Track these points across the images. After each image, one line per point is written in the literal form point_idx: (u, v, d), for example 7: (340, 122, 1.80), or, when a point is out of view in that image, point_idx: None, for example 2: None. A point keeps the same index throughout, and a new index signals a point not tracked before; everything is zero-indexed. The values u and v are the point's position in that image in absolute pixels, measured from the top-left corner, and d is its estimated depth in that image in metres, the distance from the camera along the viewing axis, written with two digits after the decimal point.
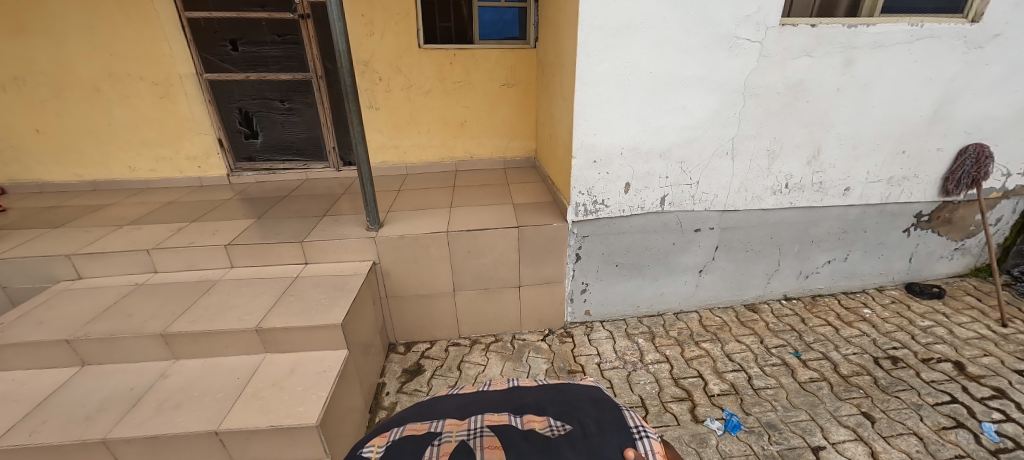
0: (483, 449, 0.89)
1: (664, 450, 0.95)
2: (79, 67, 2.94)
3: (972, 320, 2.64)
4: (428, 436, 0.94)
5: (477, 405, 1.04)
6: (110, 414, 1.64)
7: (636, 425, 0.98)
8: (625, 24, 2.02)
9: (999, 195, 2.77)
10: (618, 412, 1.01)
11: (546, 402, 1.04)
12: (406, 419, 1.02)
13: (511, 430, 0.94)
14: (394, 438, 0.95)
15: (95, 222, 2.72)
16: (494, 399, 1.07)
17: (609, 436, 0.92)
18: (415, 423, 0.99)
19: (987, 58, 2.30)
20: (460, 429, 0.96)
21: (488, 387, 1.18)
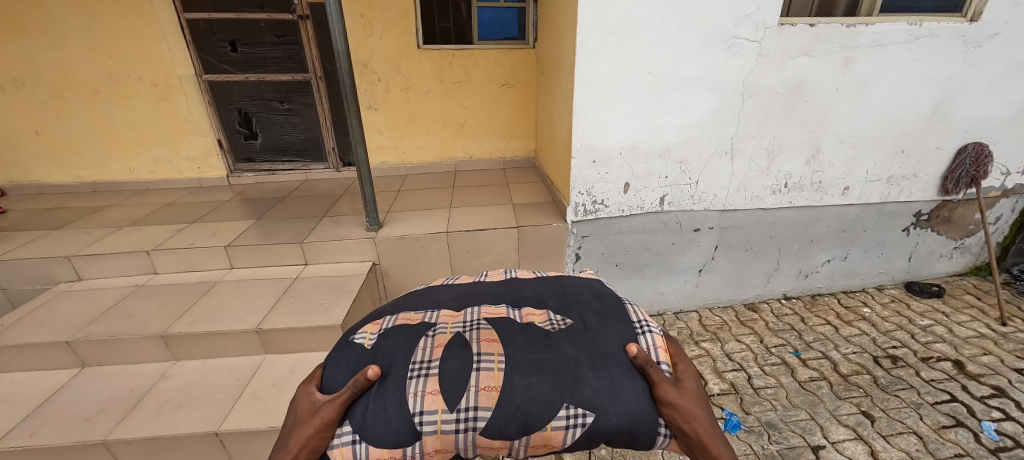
0: (480, 340, 1.02)
1: (666, 343, 1.05)
2: (78, 68, 2.95)
3: (971, 319, 2.65)
4: (425, 325, 1.07)
5: (474, 295, 1.17)
6: (110, 416, 1.64)
7: (640, 318, 1.08)
8: (624, 24, 2.02)
9: (998, 194, 2.77)
10: (621, 306, 1.11)
11: (544, 295, 1.16)
12: (400, 307, 1.13)
13: (511, 322, 1.07)
14: (387, 325, 1.07)
15: (94, 223, 2.72)
16: (493, 290, 1.20)
17: (610, 329, 1.03)
18: (409, 312, 1.11)
19: (987, 57, 2.30)
20: (456, 319, 1.09)
21: (486, 277, 1.30)
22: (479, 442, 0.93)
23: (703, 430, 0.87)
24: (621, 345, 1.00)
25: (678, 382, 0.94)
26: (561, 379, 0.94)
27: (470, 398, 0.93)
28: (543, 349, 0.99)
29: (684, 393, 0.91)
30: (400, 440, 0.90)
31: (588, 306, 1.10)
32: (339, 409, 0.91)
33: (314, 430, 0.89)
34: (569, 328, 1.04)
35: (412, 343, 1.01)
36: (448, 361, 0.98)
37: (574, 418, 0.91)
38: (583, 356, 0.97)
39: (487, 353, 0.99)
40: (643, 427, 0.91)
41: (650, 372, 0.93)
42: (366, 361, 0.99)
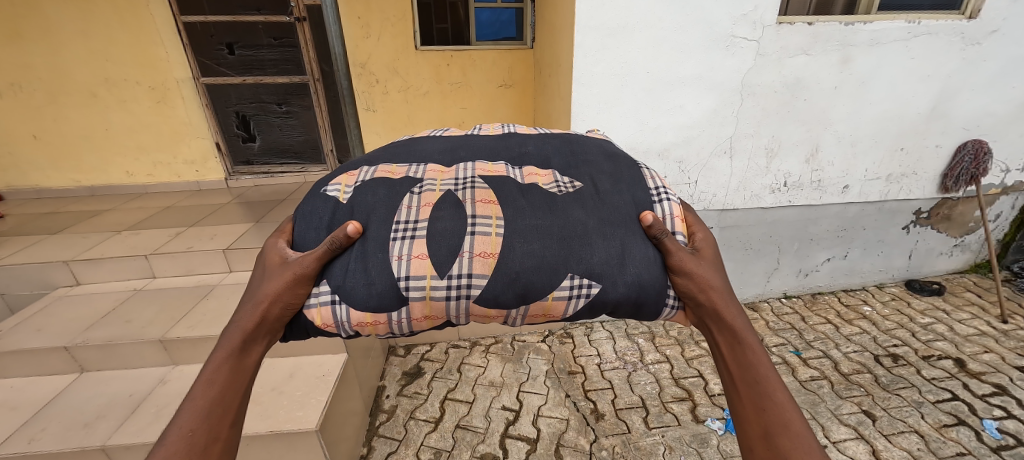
0: (475, 201, 0.99)
1: (683, 213, 1.03)
2: (75, 72, 2.94)
3: (972, 316, 2.64)
4: (410, 180, 1.03)
5: (466, 151, 1.12)
6: (109, 422, 1.63)
7: (658, 186, 1.04)
8: (621, 24, 2.01)
9: (998, 191, 2.77)
10: (636, 170, 1.08)
11: (549, 154, 1.12)
12: (379, 159, 1.09)
13: (511, 181, 1.04)
14: (364, 178, 1.03)
15: (92, 227, 2.71)
16: (489, 146, 1.15)
17: (623, 195, 1.01)
18: (390, 167, 1.07)
19: (986, 54, 2.29)
20: (446, 175, 1.05)
21: (480, 134, 1.25)
22: (473, 310, 0.96)
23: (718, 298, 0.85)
24: (635, 211, 0.98)
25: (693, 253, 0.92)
26: (567, 243, 0.94)
27: (464, 264, 0.93)
28: (548, 213, 0.97)
29: (700, 264, 0.90)
30: (385, 303, 0.91)
31: (598, 170, 1.07)
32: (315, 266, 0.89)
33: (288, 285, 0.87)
34: (575, 189, 1.02)
35: (395, 200, 0.98)
36: (436, 224, 0.96)
37: (578, 286, 0.93)
38: (593, 222, 0.96)
39: (484, 215, 0.97)
40: (651, 296, 0.93)
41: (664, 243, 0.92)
42: (344, 217, 0.97)
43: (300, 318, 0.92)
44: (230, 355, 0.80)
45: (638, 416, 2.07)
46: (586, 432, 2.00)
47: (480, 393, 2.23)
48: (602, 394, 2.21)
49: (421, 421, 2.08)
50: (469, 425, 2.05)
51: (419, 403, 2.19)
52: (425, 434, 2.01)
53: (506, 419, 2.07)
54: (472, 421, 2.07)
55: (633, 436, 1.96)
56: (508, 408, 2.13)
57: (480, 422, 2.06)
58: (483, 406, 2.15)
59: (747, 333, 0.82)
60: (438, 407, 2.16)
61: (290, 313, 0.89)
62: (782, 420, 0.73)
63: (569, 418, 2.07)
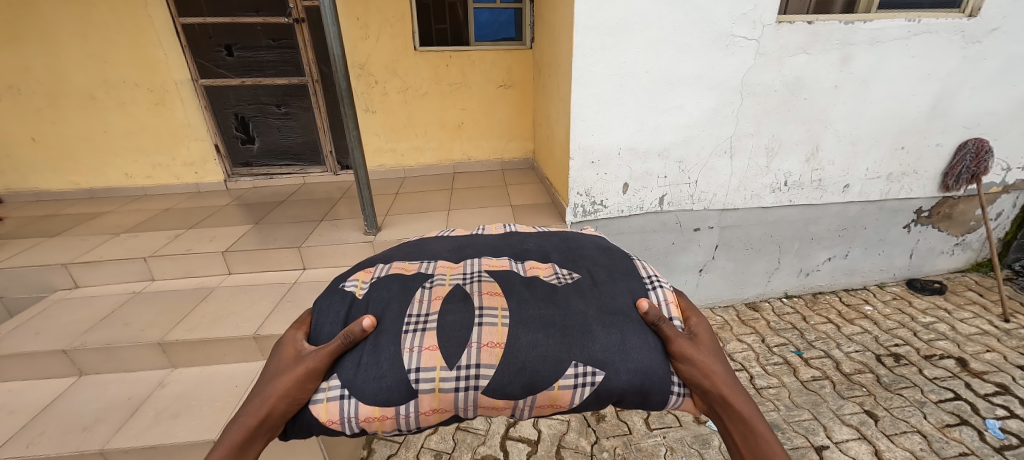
0: (482, 293, 1.02)
1: (676, 298, 1.06)
2: (74, 74, 2.93)
3: (973, 316, 2.63)
4: (421, 274, 1.07)
5: (472, 247, 1.17)
6: (107, 425, 1.63)
7: (650, 275, 1.08)
8: (620, 23, 2.01)
9: (999, 189, 2.76)
10: (629, 262, 1.12)
11: (549, 249, 1.16)
12: (394, 256, 1.14)
13: (514, 274, 1.07)
14: (379, 274, 1.07)
15: (91, 230, 2.71)
16: (493, 243, 1.20)
17: (619, 284, 1.03)
18: (404, 263, 1.11)
19: (985, 53, 2.29)
20: (454, 270, 1.09)
21: (485, 232, 1.29)
22: (480, 402, 0.93)
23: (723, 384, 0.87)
24: (631, 299, 1.00)
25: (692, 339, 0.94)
26: (570, 333, 0.94)
27: (471, 354, 0.93)
28: (551, 303, 0.99)
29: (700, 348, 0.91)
30: (392, 397, 0.89)
31: (595, 261, 1.11)
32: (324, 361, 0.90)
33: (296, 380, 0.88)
34: (575, 282, 1.05)
35: (407, 293, 1.01)
36: (446, 314, 0.98)
37: (583, 375, 0.92)
38: (593, 312, 0.97)
39: (490, 306, 0.99)
40: (655, 384, 0.92)
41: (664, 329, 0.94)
42: (359, 312, 0.99)
43: (305, 414, 0.90)
44: (229, 454, 0.80)
45: (639, 417, 2.06)
46: (587, 433, 1.99)
47: None
48: None
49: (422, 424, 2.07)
50: (470, 427, 2.04)
51: None
52: (426, 437, 2.00)
53: (507, 421, 2.06)
54: (473, 423, 2.06)
55: (635, 437, 1.95)
56: None
57: (481, 424, 2.05)
58: None
59: (756, 419, 0.83)
60: None
61: (295, 409, 0.88)
62: None
63: (570, 420, 2.06)
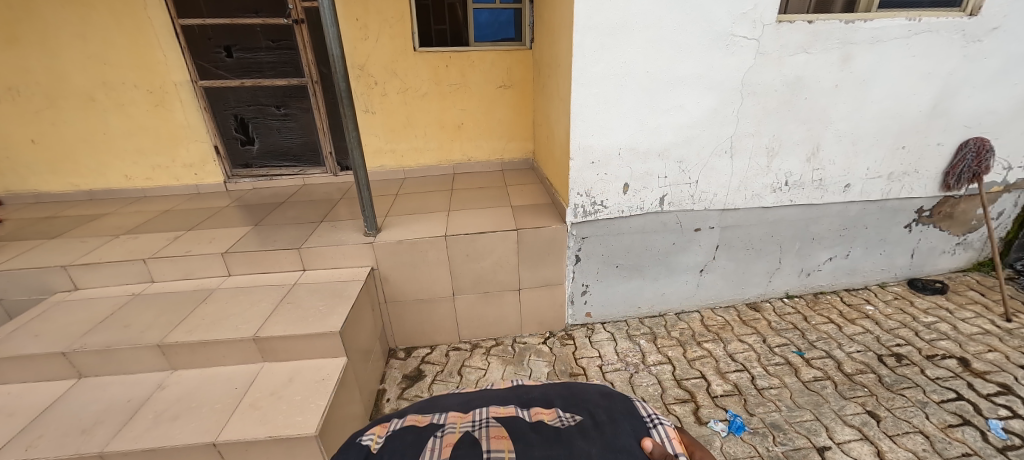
0: (490, 437, 0.97)
1: (679, 435, 1.03)
2: (74, 76, 2.93)
3: (975, 315, 2.62)
4: (432, 424, 1.03)
5: (480, 399, 1.13)
6: (106, 428, 1.62)
7: (649, 413, 1.06)
8: (621, 22, 2.00)
9: (1000, 188, 2.75)
10: (629, 402, 1.09)
11: (552, 396, 1.13)
12: (408, 410, 1.12)
13: (520, 420, 1.03)
14: (394, 428, 1.04)
15: (91, 231, 2.70)
16: (499, 394, 1.17)
17: (622, 424, 1.00)
18: (417, 416, 1.08)
19: (986, 52, 2.28)
20: (464, 420, 1.05)
21: (492, 386, 1.26)
22: None
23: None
24: (635, 439, 0.96)
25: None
26: None
27: None
28: (555, 446, 0.93)
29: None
30: None
31: (596, 403, 1.08)
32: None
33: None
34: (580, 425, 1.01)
35: (419, 443, 0.97)
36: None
37: None
38: (596, 449, 0.92)
39: (498, 449, 0.93)
40: None
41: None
42: None
43: None
44: None
45: None
46: None
47: None
48: None
49: None
50: None
51: None
52: None
53: None
54: None
55: None
56: None
57: None
58: None
59: None
60: None
61: None
62: None
63: None
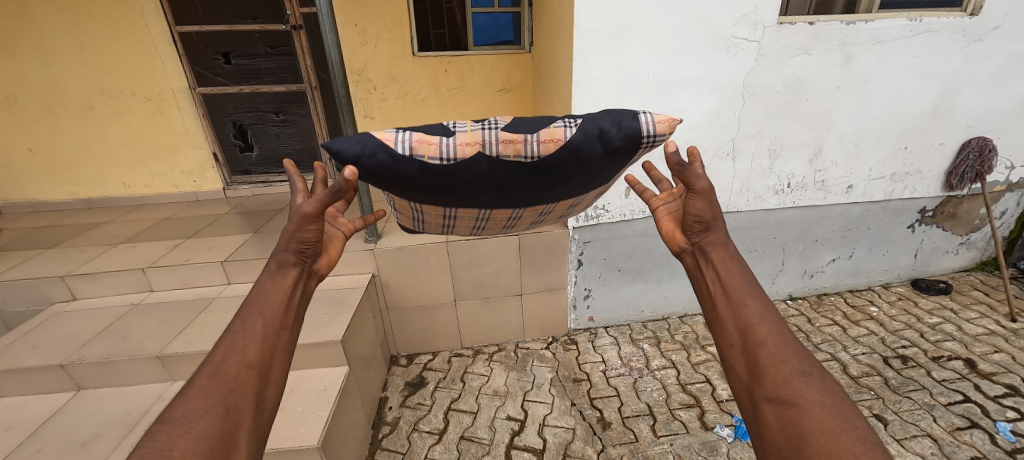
0: (496, 141, 1.14)
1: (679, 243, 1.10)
2: (71, 85, 2.92)
3: (980, 315, 2.61)
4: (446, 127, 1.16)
5: (439, 178, 1.18)
6: (106, 441, 1.60)
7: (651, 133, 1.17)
8: (621, 26, 1.99)
9: (1003, 187, 2.75)
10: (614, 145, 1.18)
11: (529, 128, 1.17)
12: (414, 128, 1.15)
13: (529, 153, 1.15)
14: (401, 149, 1.10)
15: (89, 241, 2.68)
16: (451, 175, 1.17)
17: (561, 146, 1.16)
18: (425, 137, 1.13)
19: (988, 51, 2.28)
20: (473, 144, 1.14)
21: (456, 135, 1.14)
22: (501, 136, 1.14)
23: (714, 283, 1.01)
24: (580, 143, 1.16)
25: (697, 199, 1.05)
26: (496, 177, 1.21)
27: (451, 150, 1.13)
28: (536, 176, 1.23)
29: (705, 242, 1.06)
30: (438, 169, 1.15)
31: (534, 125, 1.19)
32: (335, 247, 1.12)
33: (294, 259, 1.03)
34: (587, 129, 1.15)
35: (441, 131, 1.16)
36: (474, 163, 1.15)
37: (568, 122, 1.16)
38: (542, 162, 1.18)
39: (505, 153, 1.15)
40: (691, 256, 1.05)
41: (649, 199, 1.21)
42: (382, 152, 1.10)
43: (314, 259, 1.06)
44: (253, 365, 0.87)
45: (646, 425, 2.03)
46: (593, 442, 1.96)
47: (484, 403, 2.20)
48: (608, 401, 2.18)
49: (425, 433, 2.05)
50: (473, 436, 2.01)
51: (422, 414, 2.16)
52: (429, 447, 1.98)
53: (511, 429, 2.04)
54: (477, 432, 2.03)
55: (641, 445, 1.93)
56: (512, 418, 2.10)
57: (485, 433, 2.03)
58: (488, 416, 2.12)
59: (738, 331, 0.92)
60: (442, 418, 2.12)
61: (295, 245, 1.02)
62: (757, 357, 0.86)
63: (575, 428, 2.03)
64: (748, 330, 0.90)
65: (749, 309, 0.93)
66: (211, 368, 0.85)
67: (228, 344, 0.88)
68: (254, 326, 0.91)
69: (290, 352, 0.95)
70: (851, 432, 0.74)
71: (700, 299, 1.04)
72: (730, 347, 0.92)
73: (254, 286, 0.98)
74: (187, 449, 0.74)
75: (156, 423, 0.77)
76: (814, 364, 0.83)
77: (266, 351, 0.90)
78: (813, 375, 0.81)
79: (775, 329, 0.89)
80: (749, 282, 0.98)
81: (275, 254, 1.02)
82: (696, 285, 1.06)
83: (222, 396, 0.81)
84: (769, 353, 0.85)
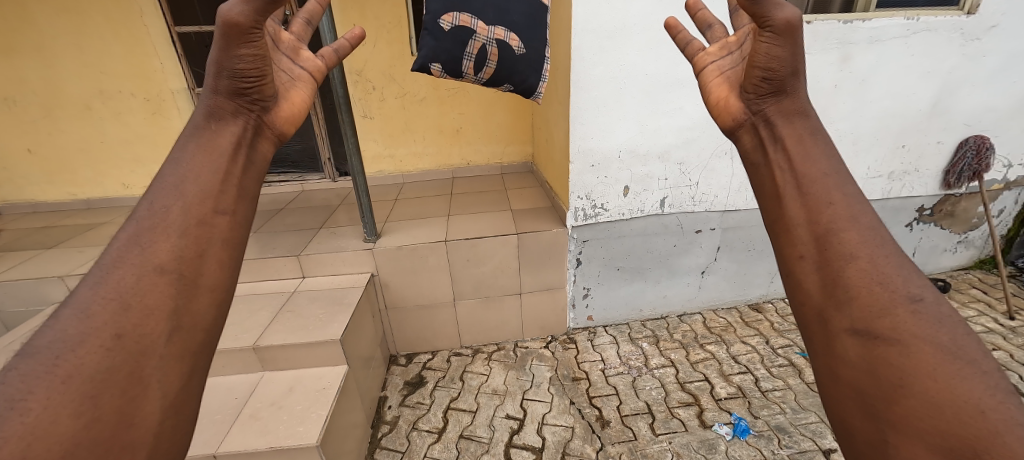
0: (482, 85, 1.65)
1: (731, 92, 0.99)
2: (70, 85, 2.92)
3: (978, 313, 2.62)
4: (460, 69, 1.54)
5: None
6: None
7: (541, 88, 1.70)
8: (619, 26, 2.00)
9: (1001, 186, 2.75)
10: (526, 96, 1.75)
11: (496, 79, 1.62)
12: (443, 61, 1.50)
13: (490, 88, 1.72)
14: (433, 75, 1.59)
15: (89, 241, 2.68)
16: None
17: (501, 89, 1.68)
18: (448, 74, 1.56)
19: (985, 50, 2.28)
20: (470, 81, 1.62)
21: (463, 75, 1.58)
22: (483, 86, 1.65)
23: (784, 173, 0.86)
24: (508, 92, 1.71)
25: (773, 43, 0.90)
26: None
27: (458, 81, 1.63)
28: None
29: (771, 111, 0.93)
30: None
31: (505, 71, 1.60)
32: (297, 94, 1.01)
33: (232, 107, 0.89)
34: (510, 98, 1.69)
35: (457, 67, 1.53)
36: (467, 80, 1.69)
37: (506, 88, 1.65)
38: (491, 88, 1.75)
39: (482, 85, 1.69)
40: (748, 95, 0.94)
41: (699, 58, 1.07)
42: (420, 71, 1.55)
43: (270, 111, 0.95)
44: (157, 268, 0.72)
45: (644, 423, 2.04)
46: (592, 440, 1.97)
47: (483, 402, 2.20)
48: (607, 400, 2.18)
49: (424, 432, 2.05)
50: (473, 435, 2.02)
51: (421, 413, 2.16)
52: (428, 446, 1.98)
53: (510, 428, 2.04)
54: (476, 431, 2.04)
55: (640, 443, 1.94)
56: (511, 417, 2.10)
57: (484, 432, 2.03)
58: (487, 415, 2.12)
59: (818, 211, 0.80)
60: (441, 417, 2.12)
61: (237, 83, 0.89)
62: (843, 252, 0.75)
63: (574, 426, 2.04)
64: (832, 239, 0.77)
65: (834, 210, 0.79)
66: (102, 270, 0.70)
67: (128, 241, 0.73)
68: (166, 218, 0.76)
69: (231, 244, 0.81)
70: (969, 372, 0.63)
71: (760, 195, 0.91)
72: (801, 258, 0.80)
73: (172, 153, 0.83)
74: (52, 390, 0.60)
75: (25, 347, 0.63)
76: (925, 288, 0.71)
77: (185, 251, 0.75)
78: (924, 300, 0.69)
79: (868, 240, 0.75)
80: (834, 170, 0.84)
81: (205, 104, 0.89)
82: (755, 172, 0.92)
83: (112, 315, 0.67)
84: (861, 272, 0.73)
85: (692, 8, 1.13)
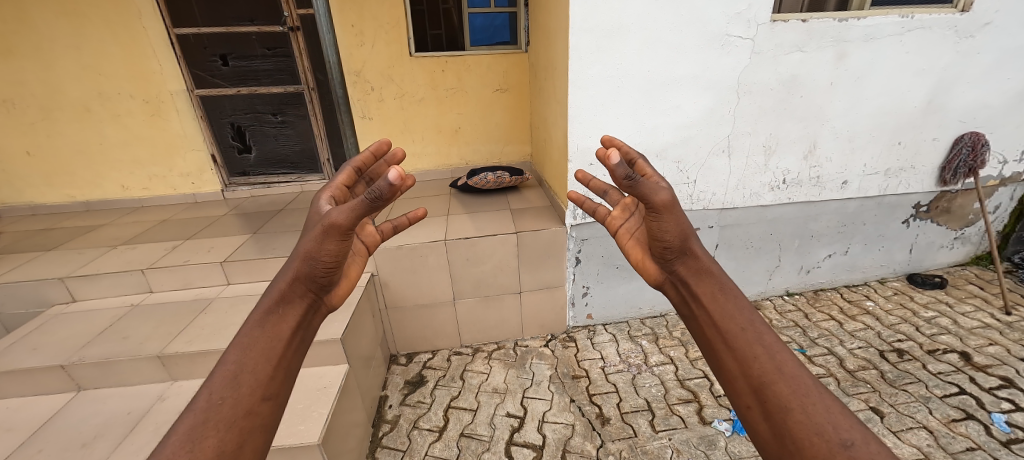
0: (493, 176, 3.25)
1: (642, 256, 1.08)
2: (69, 88, 2.93)
3: (975, 309, 2.63)
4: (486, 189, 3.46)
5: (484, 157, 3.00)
6: (107, 440, 1.60)
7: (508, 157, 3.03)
8: (617, 25, 2.01)
9: (996, 183, 2.77)
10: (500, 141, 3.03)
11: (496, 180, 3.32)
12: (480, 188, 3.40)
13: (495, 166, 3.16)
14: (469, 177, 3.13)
15: (89, 242, 2.69)
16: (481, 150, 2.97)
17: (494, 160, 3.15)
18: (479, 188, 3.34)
19: (979, 47, 2.30)
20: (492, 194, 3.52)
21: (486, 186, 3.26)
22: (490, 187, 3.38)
23: (711, 327, 0.90)
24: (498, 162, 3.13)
25: (660, 219, 0.98)
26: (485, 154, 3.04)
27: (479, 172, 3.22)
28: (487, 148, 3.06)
29: (683, 271, 0.99)
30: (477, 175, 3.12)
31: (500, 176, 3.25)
32: (353, 269, 1.07)
33: (301, 290, 0.96)
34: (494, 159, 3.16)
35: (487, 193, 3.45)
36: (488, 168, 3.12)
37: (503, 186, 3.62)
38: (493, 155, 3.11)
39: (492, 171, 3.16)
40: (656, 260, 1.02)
41: (609, 220, 1.17)
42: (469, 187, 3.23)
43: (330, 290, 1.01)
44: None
45: (644, 420, 2.05)
46: (592, 437, 1.97)
47: (484, 401, 2.21)
48: (607, 397, 2.19)
49: (425, 431, 2.05)
50: (473, 433, 2.02)
51: (422, 412, 2.17)
52: (429, 444, 1.99)
53: (510, 426, 2.05)
54: (476, 429, 2.04)
55: (640, 440, 1.94)
56: (512, 415, 2.11)
57: (484, 430, 2.04)
58: (487, 413, 2.13)
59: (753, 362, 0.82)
60: (441, 416, 2.13)
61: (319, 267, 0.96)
62: (780, 404, 0.76)
63: (575, 423, 2.05)
64: (766, 391, 0.78)
65: (761, 363, 0.81)
66: None
67: (184, 434, 0.74)
68: (219, 410, 0.78)
69: (267, 431, 0.83)
70: None
71: (701, 346, 0.93)
72: (749, 409, 0.81)
73: (234, 338, 0.87)
74: None
75: None
76: (853, 429, 0.71)
77: (228, 443, 0.77)
78: (854, 445, 0.70)
79: (797, 389, 0.77)
80: (751, 321, 0.87)
81: (280, 285, 0.95)
82: (691, 326, 0.97)
83: None
84: (799, 425, 0.73)
85: (584, 178, 1.19)
